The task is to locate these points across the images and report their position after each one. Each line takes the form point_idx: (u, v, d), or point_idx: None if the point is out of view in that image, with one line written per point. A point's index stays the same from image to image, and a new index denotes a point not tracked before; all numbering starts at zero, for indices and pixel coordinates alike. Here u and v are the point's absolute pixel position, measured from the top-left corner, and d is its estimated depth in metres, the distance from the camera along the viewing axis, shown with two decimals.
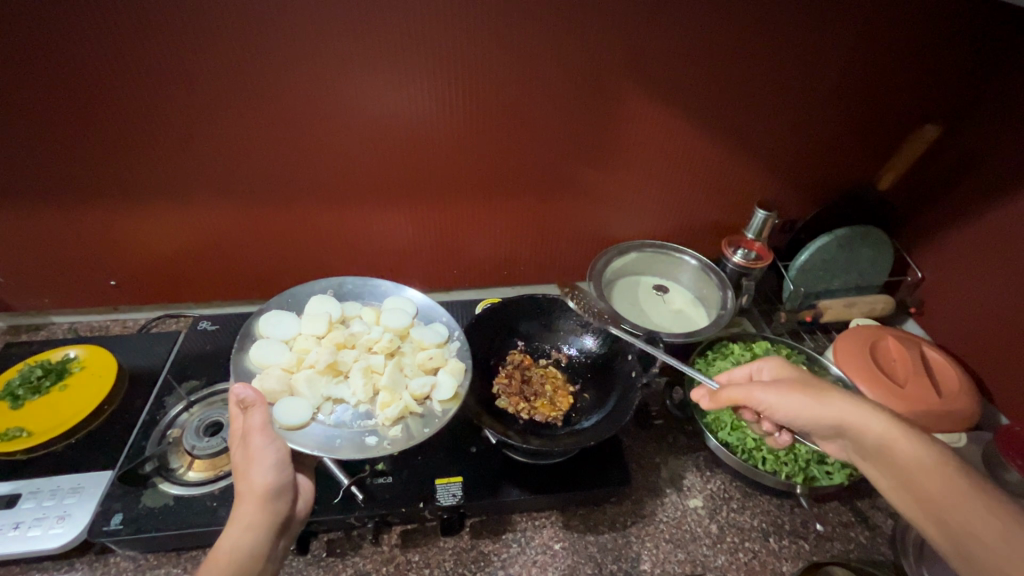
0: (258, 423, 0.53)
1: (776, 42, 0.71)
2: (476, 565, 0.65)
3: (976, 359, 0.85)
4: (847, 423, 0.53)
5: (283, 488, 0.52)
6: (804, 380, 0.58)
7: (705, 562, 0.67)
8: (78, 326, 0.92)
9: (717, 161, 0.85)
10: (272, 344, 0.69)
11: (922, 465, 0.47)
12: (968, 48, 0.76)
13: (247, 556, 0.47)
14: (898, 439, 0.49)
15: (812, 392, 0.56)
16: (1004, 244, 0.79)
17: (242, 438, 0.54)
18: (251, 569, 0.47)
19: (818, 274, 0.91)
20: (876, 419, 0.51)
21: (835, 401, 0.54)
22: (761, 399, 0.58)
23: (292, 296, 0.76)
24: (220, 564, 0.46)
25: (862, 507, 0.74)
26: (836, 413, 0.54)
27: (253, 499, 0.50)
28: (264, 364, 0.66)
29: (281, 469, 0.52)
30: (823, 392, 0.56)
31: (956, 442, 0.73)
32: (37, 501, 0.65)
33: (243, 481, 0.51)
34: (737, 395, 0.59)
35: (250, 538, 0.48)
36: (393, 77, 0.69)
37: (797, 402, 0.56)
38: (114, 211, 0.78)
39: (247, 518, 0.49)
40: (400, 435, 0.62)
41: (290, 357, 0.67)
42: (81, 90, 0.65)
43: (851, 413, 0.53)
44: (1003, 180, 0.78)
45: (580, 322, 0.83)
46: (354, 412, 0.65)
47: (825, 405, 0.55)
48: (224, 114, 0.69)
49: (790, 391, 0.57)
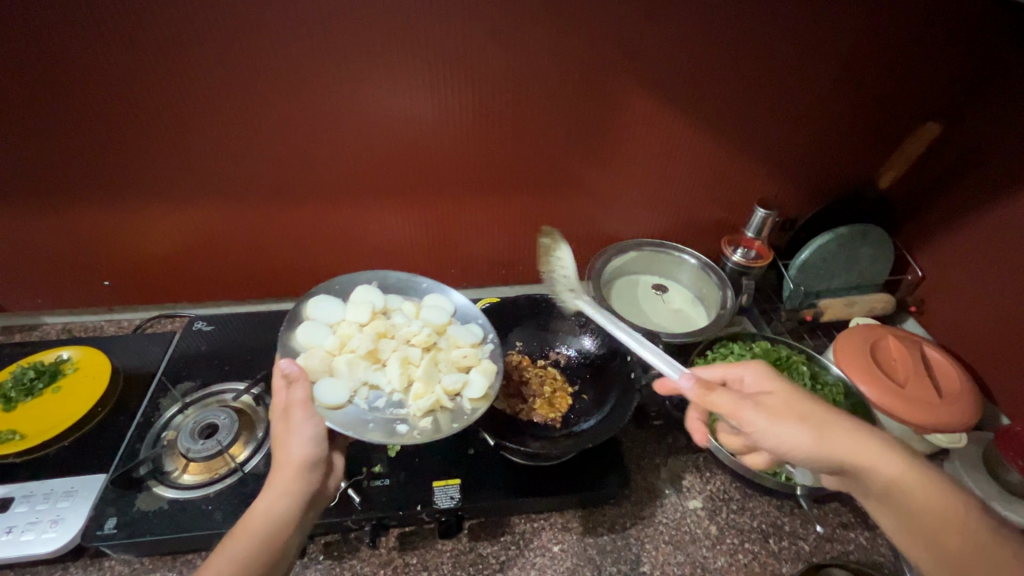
0: (300, 398, 0.51)
1: (777, 40, 0.71)
2: (474, 567, 0.64)
3: (977, 359, 0.85)
4: (848, 464, 0.47)
5: (319, 461, 0.51)
6: (800, 401, 0.50)
7: (705, 564, 0.66)
8: (72, 327, 0.91)
9: (718, 159, 0.84)
10: (317, 327, 0.68)
11: (939, 513, 0.45)
12: (970, 47, 0.75)
13: (279, 524, 0.48)
14: (910, 484, 0.46)
15: (808, 420, 0.48)
16: (1005, 243, 0.79)
17: (283, 411, 0.52)
18: (279, 538, 0.47)
19: (818, 273, 0.90)
20: (887, 461, 0.46)
21: (837, 436, 0.47)
22: (749, 419, 0.49)
23: (338, 282, 0.75)
24: (253, 528, 0.47)
25: (862, 508, 0.73)
26: (836, 451, 0.47)
27: (289, 469, 0.49)
28: (307, 344, 0.66)
29: (319, 443, 0.51)
30: (822, 421, 0.48)
31: (956, 443, 0.74)
32: (30, 505, 0.64)
33: (282, 451, 0.51)
34: (722, 407, 0.50)
35: (283, 507, 0.48)
36: (388, 76, 0.68)
37: (792, 432, 0.48)
38: (107, 211, 0.77)
39: (283, 486, 0.49)
40: (430, 428, 0.62)
41: (333, 340, 0.66)
42: (71, 89, 0.63)
43: (859, 452, 0.46)
44: (1005, 180, 0.78)
45: (579, 322, 0.82)
46: (387, 400, 0.64)
47: (822, 440, 0.47)
48: (218, 113, 0.68)
49: (784, 415, 0.48)
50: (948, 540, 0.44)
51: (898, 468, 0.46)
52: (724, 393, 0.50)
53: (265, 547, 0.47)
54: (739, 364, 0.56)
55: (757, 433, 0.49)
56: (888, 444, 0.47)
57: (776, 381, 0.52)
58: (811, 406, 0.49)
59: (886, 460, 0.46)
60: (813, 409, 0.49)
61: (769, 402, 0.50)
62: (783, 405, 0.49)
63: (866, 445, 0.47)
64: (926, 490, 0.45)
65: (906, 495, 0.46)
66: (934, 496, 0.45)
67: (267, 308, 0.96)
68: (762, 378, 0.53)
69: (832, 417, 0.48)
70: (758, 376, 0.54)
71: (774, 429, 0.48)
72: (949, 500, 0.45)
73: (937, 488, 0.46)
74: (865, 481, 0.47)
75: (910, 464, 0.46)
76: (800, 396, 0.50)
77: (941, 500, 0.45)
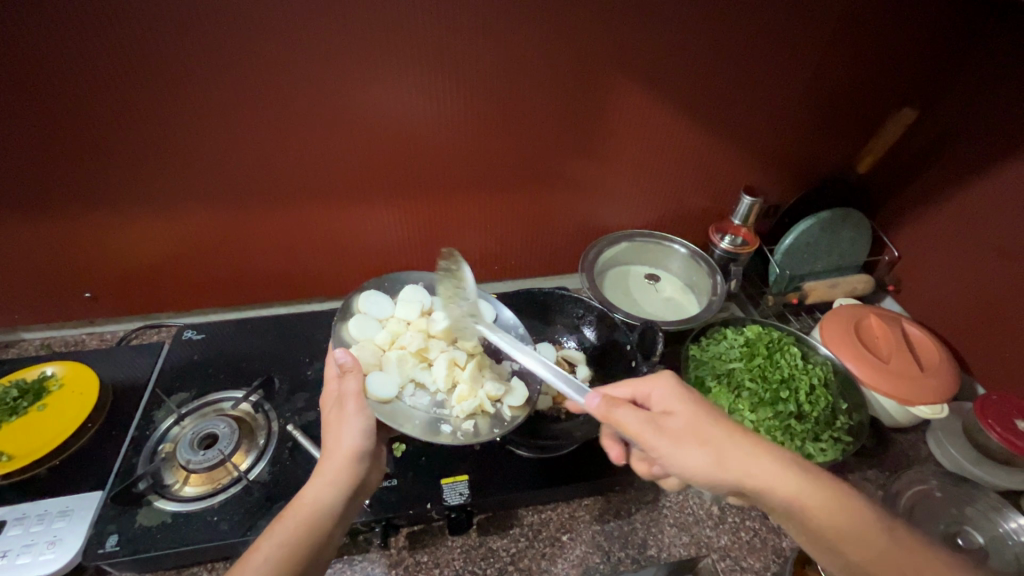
0: (354, 389, 0.55)
1: (759, 35, 0.73)
2: (486, 561, 0.65)
3: (953, 333, 0.89)
4: (743, 483, 0.47)
5: (368, 454, 0.53)
6: (700, 422, 0.50)
7: (708, 543, 0.69)
8: (51, 342, 0.88)
9: (704, 151, 0.86)
10: (368, 321, 0.71)
11: (842, 528, 0.45)
12: (939, 37, 0.79)
13: (328, 509, 0.50)
14: (808, 498, 0.46)
15: (702, 441, 0.49)
16: (975, 223, 0.83)
17: (338, 401, 0.56)
18: (329, 524, 0.49)
19: (802, 257, 0.94)
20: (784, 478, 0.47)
21: (728, 459, 0.48)
22: (651, 440, 0.49)
23: (389, 279, 0.78)
24: (303, 512, 0.49)
25: (852, 479, 0.76)
26: (731, 472, 0.47)
27: (341, 458, 0.52)
28: (359, 337, 0.69)
29: (368, 436, 0.54)
30: (720, 444, 0.49)
31: (937, 413, 0.73)
32: (24, 527, 0.62)
33: (333, 441, 0.53)
34: (626, 424, 0.50)
35: (331, 494, 0.50)
36: (380, 79, 0.67)
37: (694, 451, 0.48)
38: (86, 221, 0.74)
39: (332, 475, 0.51)
40: (471, 431, 0.63)
41: (384, 334, 0.69)
42: (45, 99, 0.61)
43: (755, 470, 0.47)
44: (973, 164, 0.82)
45: (577, 314, 0.84)
46: (432, 399, 0.66)
47: (718, 463, 0.48)
48: (203, 120, 0.67)
49: (687, 436, 0.49)
50: (853, 554, 0.45)
51: (794, 484, 0.47)
52: (628, 410, 0.51)
53: (311, 532, 0.48)
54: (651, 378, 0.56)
55: (656, 452, 0.50)
56: (785, 463, 0.48)
57: (683, 399, 0.52)
58: (714, 427, 0.50)
59: (787, 485, 0.47)
60: (716, 430, 0.50)
61: (668, 425, 0.50)
62: (686, 425, 0.50)
63: (759, 464, 0.48)
64: (823, 502, 0.46)
65: (806, 513, 0.46)
66: (831, 507, 0.46)
67: (257, 313, 0.94)
68: (669, 397, 0.53)
69: (729, 437, 0.49)
70: (669, 391, 0.54)
71: (674, 452, 0.49)
72: (850, 514, 0.46)
73: (835, 499, 0.47)
74: (760, 498, 0.48)
75: (802, 477, 0.47)
76: (704, 416, 0.51)
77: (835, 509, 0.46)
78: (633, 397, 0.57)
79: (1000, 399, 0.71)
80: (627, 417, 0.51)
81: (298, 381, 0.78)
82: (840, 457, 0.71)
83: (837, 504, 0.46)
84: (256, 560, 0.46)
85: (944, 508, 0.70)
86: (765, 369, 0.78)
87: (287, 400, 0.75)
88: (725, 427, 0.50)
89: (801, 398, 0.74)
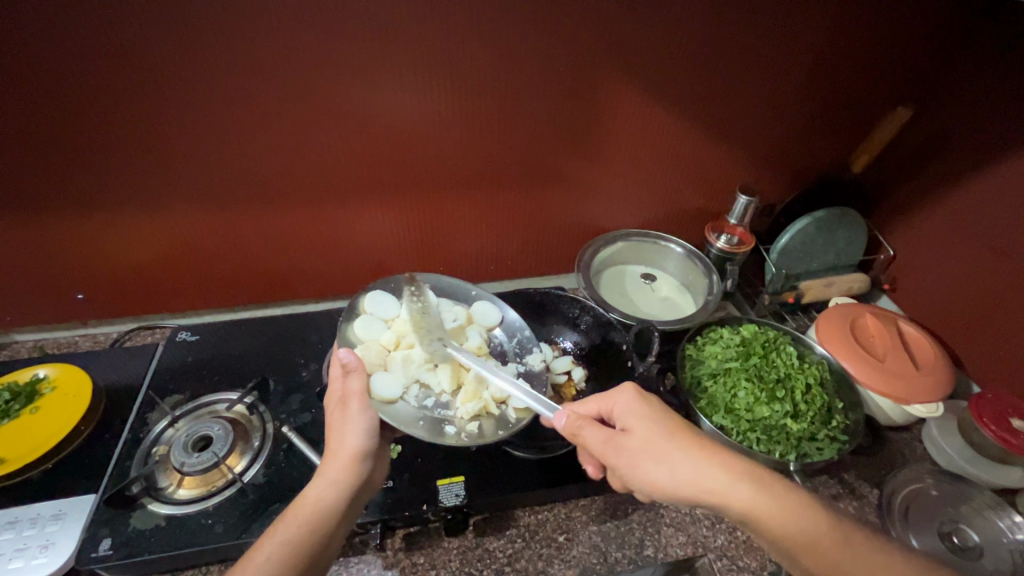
0: (356, 388, 0.55)
1: (754, 35, 0.73)
2: (482, 563, 0.64)
3: (949, 332, 0.89)
4: (699, 497, 0.48)
5: (370, 454, 0.53)
6: (654, 438, 0.51)
7: (705, 542, 0.69)
8: (44, 343, 0.87)
9: (700, 150, 0.86)
10: (373, 320, 0.70)
11: (797, 540, 0.46)
12: (933, 36, 0.79)
13: (332, 508, 0.50)
14: (763, 511, 0.47)
15: (657, 457, 0.50)
16: (970, 222, 0.83)
17: (341, 402, 0.55)
18: (332, 523, 0.50)
19: (798, 257, 0.94)
20: (737, 493, 0.48)
21: (681, 476, 0.49)
22: (610, 457, 0.52)
23: (394, 279, 0.76)
24: (307, 510, 0.49)
25: (849, 478, 0.76)
26: (685, 487, 0.48)
27: (344, 458, 0.52)
28: (365, 337, 0.68)
29: (372, 436, 0.53)
30: (676, 458, 0.50)
31: (932, 412, 0.74)
32: (16, 531, 0.62)
33: (335, 441, 0.53)
34: (589, 442, 0.53)
35: (333, 494, 0.50)
36: (374, 79, 0.67)
37: (648, 470, 0.50)
38: (78, 222, 0.73)
39: (334, 475, 0.51)
40: (475, 433, 0.63)
41: (390, 335, 0.68)
42: (35, 99, 0.60)
43: (709, 485, 0.48)
44: (967, 163, 0.82)
45: (574, 314, 0.84)
46: (436, 400, 0.66)
47: (670, 481, 0.49)
48: (196, 121, 0.66)
49: (642, 453, 0.51)
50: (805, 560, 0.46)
51: (749, 498, 0.47)
52: (591, 428, 0.53)
53: (314, 532, 0.49)
54: (612, 392, 0.56)
55: (618, 467, 0.52)
56: (736, 476, 0.48)
57: (642, 414, 0.53)
58: (668, 441, 0.51)
59: (735, 496, 0.47)
60: (671, 445, 0.50)
61: (625, 442, 0.52)
62: (639, 444, 0.51)
63: (713, 478, 0.48)
64: (777, 513, 0.47)
65: (762, 523, 0.47)
66: (787, 520, 0.47)
67: (253, 314, 0.94)
68: (632, 411, 0.54)
69: (684, 452, 0.50)
70: (628, 405, 0.54)
71: (631, 468, 0.51)
72: (801, 524, 0.46)
73: (791, 512, 0.47)
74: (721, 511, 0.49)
75: (757, 492, 0.47)
76: (663, 430, 0.52)
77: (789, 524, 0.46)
78: (600, 412, 0.58)
79: (994, 397, 0.72)
80: (589, 434, 0.53)
81: (294, 383, 0.78)
82: (837, 456, 0.71)
83: (796, 515, 0.47)
84: (258, 559, 0.46)
85: (939, 507, 0.70)
86: (762, 368, 0.77)
87: (282, 402, 0.75)
88: (683, 441, 0.51)
89: (797, 398, 0.74)
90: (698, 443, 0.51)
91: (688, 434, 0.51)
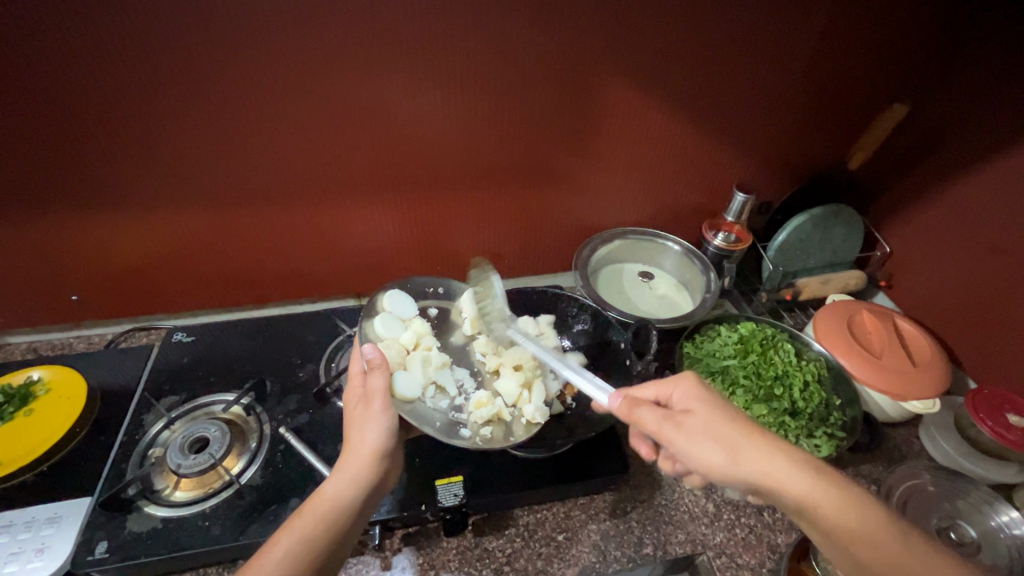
0: (378, 387, 0.55)
1: (749, 32, 0.72)
2: (481, 562, 0.64)
3: (944, 328, 0.90)
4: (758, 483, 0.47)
5: (389, 453, 0.53)
6: (717, 422, 0.50)
7: (704, 540, 0.69)
8: (37, 345, 0.86)
9: (696, 148, 0.86)
10: (393, 319, 0.70)
11: (854, 533, 0.45)
12: (927, 34, 0.79)
13: (349, 505, 0.50)
14: (822, 499, 0.46)
15: (717, 440, 0.49)
16: (965, 219, 0.84)
17: (363, 398, 0.56)
18: (350, 520, 0.49)
19: (795, 254, 0.94)
20: (797, 479, 0.47)
21: (744, 458, 0.48)
22: (668, 435, 0.51)
23: (412, 283, 0.77)
24: (324, 507, 0.49)
25: (846, 475, 0.77)
26: (744, 472, 0.47)
27: (363, 456, 0.52)
28: (384, 335, 0.68)
29: (391, 434, 0.54)
30: (736, 442, 0.49)
31: (929, 407, 0.74)
32: (12, 535, 0.61)
33: (356, 437, 0.53)
34: (646, 420, 0.52)
35: (350, 493, 0.50)
36: (368, 79, 0.67)
37: (705, 451, 0.49)
38: (70, 223, 0.73)
39: (354, 473, 0.51)
40: (488, 437, 0.63)
41: (410, 335, 0.69)
42: (24, 99, 0.59)
43: (770, 471, 0.47)
44: (962, 160, 0.82)
45: (571, 313, 0.83)
46: (450, 403, 0.66)
47: (731, 462, 0.48)
48: (188, 121, 0.65)
49: (702, 433, 0.50)
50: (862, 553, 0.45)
51: (809, 485, 0.46)
52: (648, 408, 0.53)
53: (330, 529, 0.48)
54: (672, 380, 0.56)
55: (674, 448, 0.51)
56: (800, 464, 0.48)
57: (701, 399, 0.53)
58: (729, 425, 0.50)
59: (795, 479, 0.46)
60: (732, 429, 0.50)
61: (685, 421, 0.51)
62: (703, 424, 0.50)
63: (774, 464, 0.47)
64: (834, 501, 0.46)
65: (816, 511, 0.46)
66: (846, 509, 0.46)
67: (249, 313, 0.93)
68: (691, 396, 0.54)
69: (746, 436, 0.49)
70: (688, 391, 0.54)
71: (688, 447, 0.49)
72: (863, 515, 0.46)
73: (849, 505, 0.46)
74: (777, 499, 0.48)
75: (818, 479, 0.47)
76: (721, 415, 0.51)
77: (851, 513, 0.46)
78: (657, 398, 0.58)
79: (990, 393, 0.72)
80: (647, 413, 0.52)
81: (290, 383, 0.77)
82: (833, 454, 0.70)
83: (852, 506, 0.46)
84: (279, 548, 0.46)
85: (937, 502, 0.70)
86: (759, 366, 0.78)
87: (279, 402, 0.74)
88: (743, 426, 0.50)
89: (795, 395, 0.74)
90: (758, 429, 0.50)
91: (748, 420, 0.51)
